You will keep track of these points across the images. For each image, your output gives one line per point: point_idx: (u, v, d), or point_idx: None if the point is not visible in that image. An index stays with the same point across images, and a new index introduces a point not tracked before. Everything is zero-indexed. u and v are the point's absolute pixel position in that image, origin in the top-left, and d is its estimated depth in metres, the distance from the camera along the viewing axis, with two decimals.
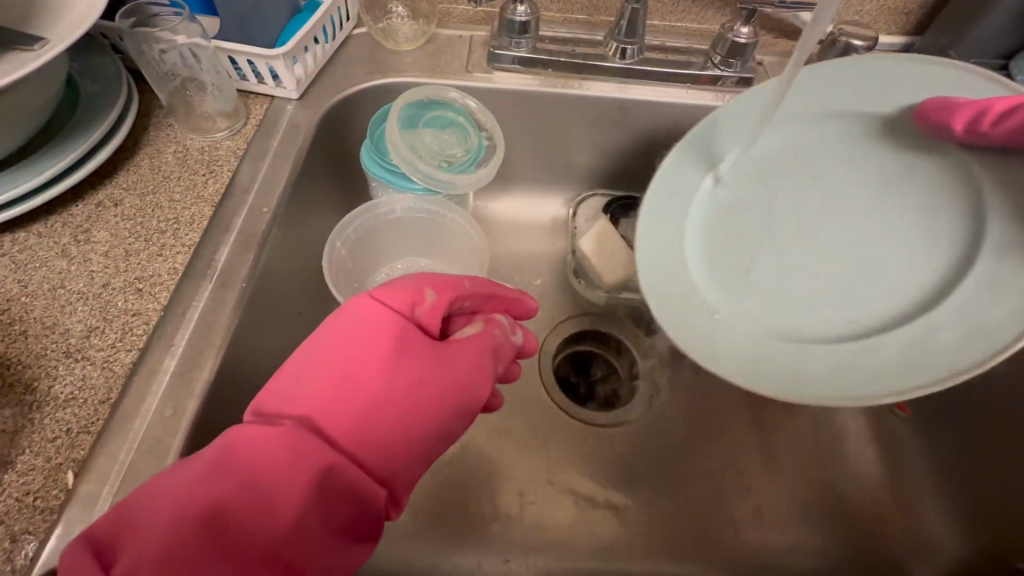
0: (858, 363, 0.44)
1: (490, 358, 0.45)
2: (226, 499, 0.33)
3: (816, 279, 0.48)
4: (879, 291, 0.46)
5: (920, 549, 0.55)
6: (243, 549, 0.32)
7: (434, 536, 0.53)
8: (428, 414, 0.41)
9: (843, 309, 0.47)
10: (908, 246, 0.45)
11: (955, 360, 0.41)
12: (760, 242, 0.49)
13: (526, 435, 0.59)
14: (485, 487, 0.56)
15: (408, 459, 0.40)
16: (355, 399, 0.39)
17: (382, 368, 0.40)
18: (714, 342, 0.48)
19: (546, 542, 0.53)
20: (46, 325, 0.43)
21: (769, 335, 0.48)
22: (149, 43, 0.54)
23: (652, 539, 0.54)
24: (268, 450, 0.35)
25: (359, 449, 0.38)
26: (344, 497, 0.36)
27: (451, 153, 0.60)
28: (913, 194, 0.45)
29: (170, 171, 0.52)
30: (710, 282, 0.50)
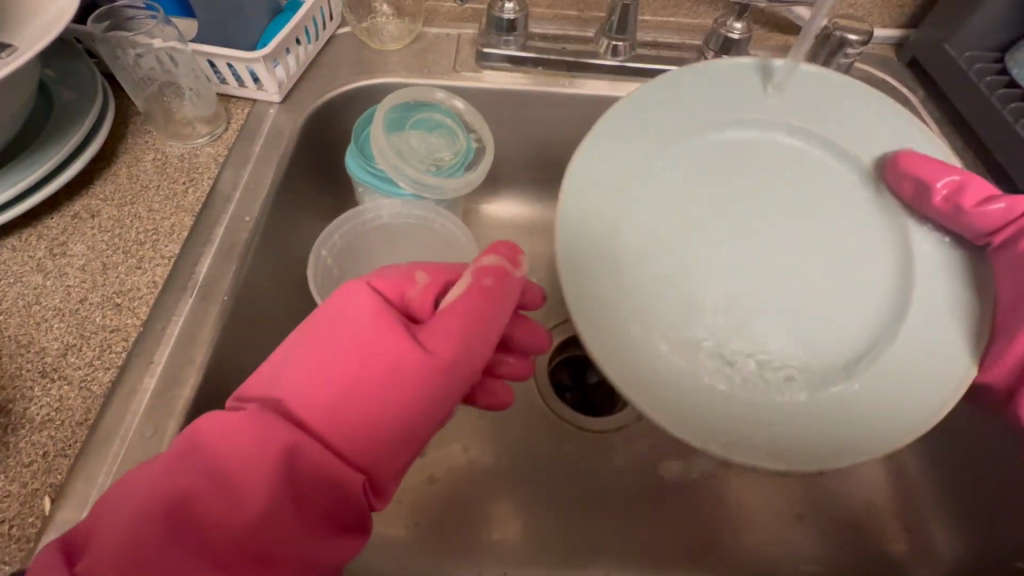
0: (784, 424, 0.40)
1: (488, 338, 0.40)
2: (193, 489, 0.32)
3: (766, 301, 0.45)
4: (810, 345, 0.44)
5: (918, 549, 0.55)
6: (205, 539, 0.31)
7: (427, 548, 0.52)
8: (410, 397, 0.38)
9: (795, 338, 0.44)
10: (829, 297, 0.45)
11: (903, 415, 0.40)
12: (706, 254, 0.47)
13: (520, 443, 0.58)
14: (478, 494, 0.55)
15: (388, 446, 0.37)
16: (332, 382, 0.37)
17: (362, 348, 0.38)
18: (633, 369, 0.41)
19: (545, 551, 0.53)
20: (21, 343, 0.42)
21: (709, 375, 0.42)
22: (123, 47, 0.52)
23: (650, 548, 0.53)
24: (237, 441, 0.33)
25: (331, 433, 0.36)
26: (317, 486, 0.34)
27: (439, 156, 0.58)
28: (850, 232, 0.46)
29: (149, 180, 0.51)
30: (644, 294, 0.44)
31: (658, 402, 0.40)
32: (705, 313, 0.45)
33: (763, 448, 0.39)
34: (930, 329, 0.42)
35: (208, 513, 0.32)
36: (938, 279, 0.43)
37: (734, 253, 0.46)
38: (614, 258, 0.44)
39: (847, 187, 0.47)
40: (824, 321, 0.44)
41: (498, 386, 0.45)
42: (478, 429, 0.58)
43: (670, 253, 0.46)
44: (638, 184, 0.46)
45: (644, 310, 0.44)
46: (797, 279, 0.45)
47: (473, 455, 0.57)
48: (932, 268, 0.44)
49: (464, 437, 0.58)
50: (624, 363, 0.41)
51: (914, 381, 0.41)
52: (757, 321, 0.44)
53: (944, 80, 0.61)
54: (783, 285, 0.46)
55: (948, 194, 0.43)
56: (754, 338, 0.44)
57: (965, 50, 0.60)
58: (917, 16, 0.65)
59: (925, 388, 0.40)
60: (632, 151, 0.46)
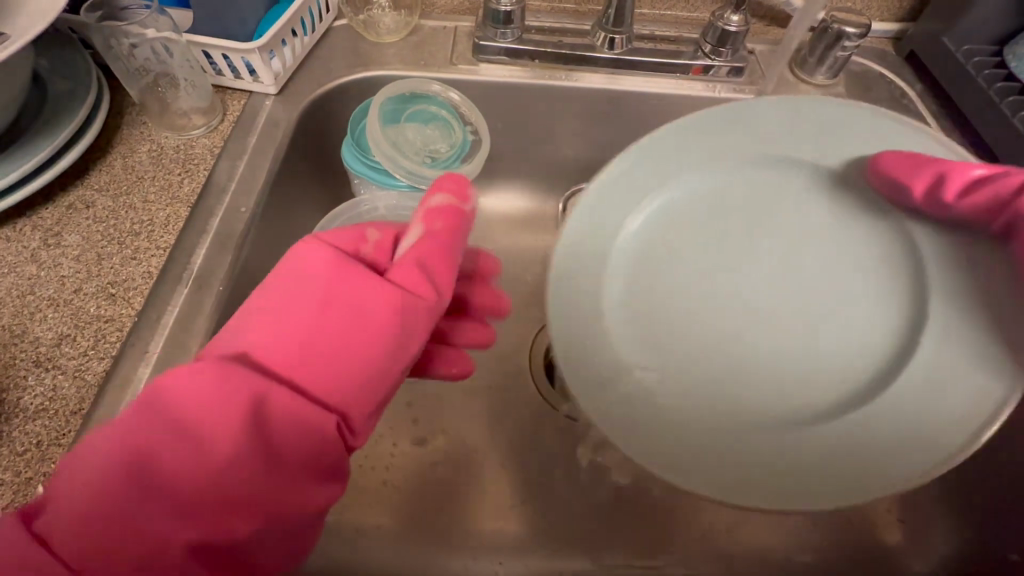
0: (802, 455, 0.41)
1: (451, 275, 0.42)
2: (153, 441, 0.31)
3: (764, 352, 0.46)
4: (812, 387, 0.44)
5: (920, 546, 0.54)
6: (171, 490, 0.30)
7: (423, 539, 0.52)
8: (381, 340, 0.37)
9: (797, 390, 0.44)
10: (824, 335, 0.45)
11: (929, 444, 0.40)
12: (699, 315, 0.47)
13: (517, 435, 0.58)
14: (475, 486, 0.55)
15: (361, 390, 0.37)
16: (297, 331, 0.37)
17: (327, 294, 0.38)
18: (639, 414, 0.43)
19: (541, 543, 0.53)
20: (15, 333, 0.41)
21: (728, 430, 0.43)
22: (117, 37, 0.52)
23: (647, 541, 0.53)
24: (199, 392, 0.32)
25: (304, 379, 0.36)
26: (289, 434, 0.33)
27: (435, 148, 0.58)
28: (856, 265, 0.47)
29: (144, 171, 0.51)
30: (645, 360, 0.46)
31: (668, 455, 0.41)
32: (711, 369, 0.46)
33: (776, 482, 0.40)
34: (948, 350, 0.41)
35: (173, 472, 0.31)
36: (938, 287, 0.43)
37: (728, 292, 0.48)
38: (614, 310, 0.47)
39: (850, 223, 0.48)
40: (828, 361, 0.45)
41: (441, 355, 0.49)
42: (476, 421, 0.58)
43: (664, 314, 0.47)
44: (628, 238, 0.49)
45: (646, 359, 0.45)
46: (794, 316, 0.46)
47: (469, 449, 0.57)
48: (936, 290, 0.43)
49: (459, 430, 0.58)
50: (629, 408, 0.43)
51: (932, 405, 0.41)
52: (755, 363, 0.45)
53: (943, 73, 0.61)
54: (783, 322, 0.46)
55: (930, 189, 0.43)
56: (762, 387, 0.44)
57: (964, 43, 0.60)
58: (916, 9, 0.65)
59: (934, 431, 0.40)
60: (619, 208, 0.48)
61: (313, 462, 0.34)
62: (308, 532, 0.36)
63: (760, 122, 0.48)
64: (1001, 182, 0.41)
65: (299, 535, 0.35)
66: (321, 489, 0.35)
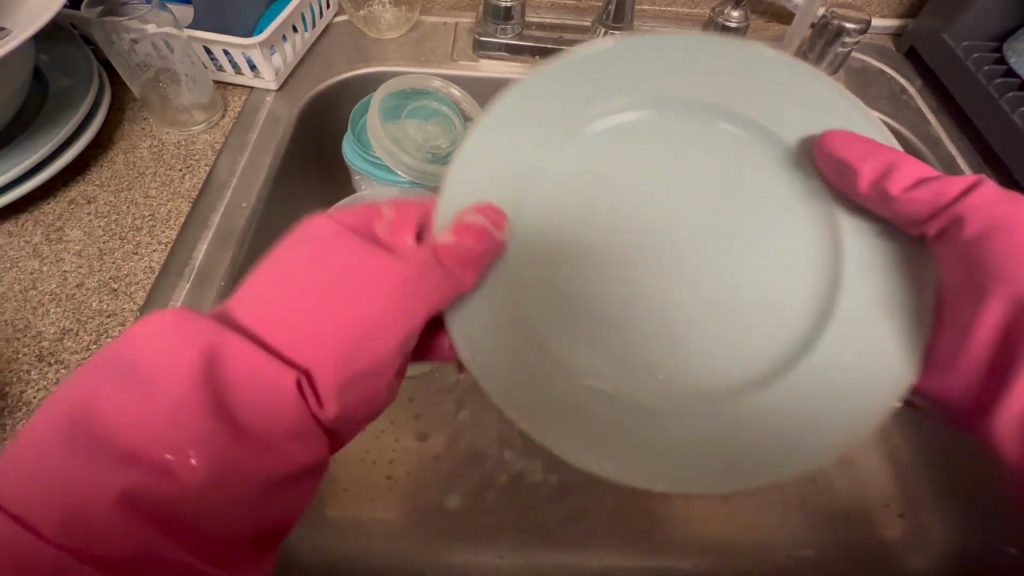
0: (715, 433, 0.37)
1: (434, 264, 0.36)
2: (102, 394, 0.32)
3: (688, 318, 0.40)
4: (740, 358, 0.39)
5: (919, 540, 0.55)
6: (113, 442, 0.31)
7: (425, 533, 0.52)
8: (347, 304, 0.36)
9: (721, 361, 0.39)
10: (742, 301, 0.40)
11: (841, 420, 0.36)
12: (615, 281, 0.40)
13: (516, 430, 0.58)
14: (476, 481, 0.55)
15: (320, 353, 0.35)
16: (285, 300, 0.36)
17: (325, 267, 0.37)
18: (511, 377, 0.36)
19: (535, 535, 0.53)
20: (17, 327, 0.42)
21: (642, 399, 0.38)
22: (118, 32, 0.51)
23: (646, 534, 0.54)
24: (151, 348, 0.33)
25: (284, 345, 0.35)
26: (240, 390, 0.33)
27: (436, 144, 0.57)
28: (795, 227, 0.41)
29: (146, 166, 0.51)
30: (541, 322, 0.38)
31: (565, 426, 0.36)
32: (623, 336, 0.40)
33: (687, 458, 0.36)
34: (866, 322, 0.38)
35: (114, 421, 0.31)
36: (867, 268, 0.39)
37: (646, 259, 0.41)
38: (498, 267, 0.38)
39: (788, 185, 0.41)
40: (754, 331, 0.40)
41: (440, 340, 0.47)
42: (474, 416, 0.59)
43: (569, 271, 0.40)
44: (537, 186, 0.40)
45: (526, 319, 0.38)
46: (723, 283, 0.41)
47: (470, 443, 0.57)
48: (867, 272, 0.39)
49: (460, 424, 0.58)
50: (509, 370, 0.36)
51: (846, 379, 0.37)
52: (660, 333, 0.40)
53: (944, 69, 0.61)
54: (690, 288, 0.41)
55: (880, 174, 0.39)
56: (665, 356, 0.39)
57: (963, 39, 0.60)
58: (916, 5, 0.65)
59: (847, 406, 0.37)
60: (529, 140, 0.39)
61: (266, 429, 0.33)
62: (278, 503, 0.34)
63: (736, 75, 0.40)
64: (934, 185, 0.41)
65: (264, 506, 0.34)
66: (281, 459, 0.34)
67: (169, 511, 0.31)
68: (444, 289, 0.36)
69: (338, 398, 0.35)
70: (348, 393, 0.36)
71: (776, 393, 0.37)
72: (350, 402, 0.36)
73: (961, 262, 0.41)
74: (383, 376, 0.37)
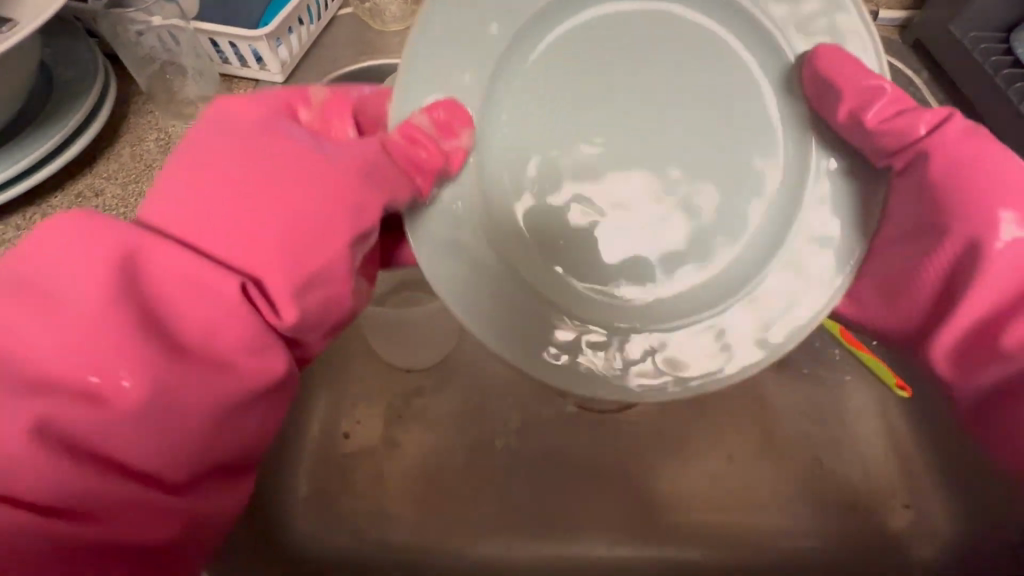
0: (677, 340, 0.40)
1: (387, 159, 0.37)
2: (11, 318, 0.29)
3: (651, 234, 0.41)
4: (692, 262, 0.41)
5: (924, 530, 0.55)
6: (29, 369, 0.28)
7: (435, 525, 0.55)
8: (292, 193, 0.34)
9: (679, 270, 0.41)
10: (697, 217, 0.41)
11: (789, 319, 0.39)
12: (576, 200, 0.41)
13: (521, 422, 0.59)
14: (480, 474, 0.57)
15: (271, 244, 0.33)
16: (221, 206, 0.33)
17: (263, 168, 0.35)
18: (486, 315, 0.38)
19: (540, 525, 0.55)
20: None
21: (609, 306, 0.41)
22: (123, 25, 0.52)
23: (648, 523, 0.55)
24: (64, 263, 0.30)
25: (224, 253, 0.32)
26: (175, 300, 0.31)
27: None
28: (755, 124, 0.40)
29: (152, 159, 0.51)
30: (507, 245, 0.40)
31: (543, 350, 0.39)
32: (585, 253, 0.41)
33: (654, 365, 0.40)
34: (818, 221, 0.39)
35: (27, 346, 0.29)
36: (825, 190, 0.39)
37: (604, 190, 0.41)
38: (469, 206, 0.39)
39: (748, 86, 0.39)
40: (706, 237, 0.41)
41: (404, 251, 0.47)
42: (478, 409, 0.60)
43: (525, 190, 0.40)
44: (490, 105, 0.38)
45: (493, 253, 0.39)
46: (680, 189, 0.41)
47: (476, 437, 0.58)
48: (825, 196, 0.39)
49: (468, 417, 0.59)
50: (484, 309, 0.38)
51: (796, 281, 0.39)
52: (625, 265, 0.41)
53: (953, 60, 0.61)
54: (649, 206, 0.41)
55: (859, 104, 0.37)
56: (629, 287, 0.41)
57: (969, 29, 0.60)
58: None
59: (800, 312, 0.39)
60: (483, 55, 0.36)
61: (207, 340, 0.31)
62: (229, 428, 0.32)
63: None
64: (909, 119, 0.38)
65: (213, 428, 0.31)
66: (226, 375, 0.32)
67: (105, 435, 0.29)
68: (399, 185, 0.37)
69: (294, 302, 0.33)
70: (304, 298, 0.34)
71: (729, 316, 0.40)
72: (311, 309, 0.34)
73: (923, 201, 0.40)
74: (346, 275, 0.36)
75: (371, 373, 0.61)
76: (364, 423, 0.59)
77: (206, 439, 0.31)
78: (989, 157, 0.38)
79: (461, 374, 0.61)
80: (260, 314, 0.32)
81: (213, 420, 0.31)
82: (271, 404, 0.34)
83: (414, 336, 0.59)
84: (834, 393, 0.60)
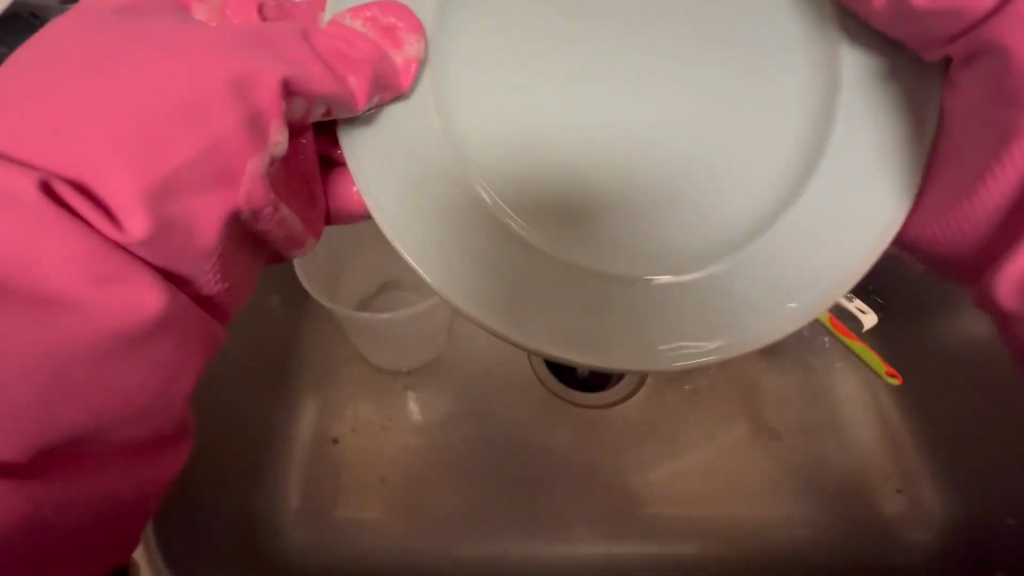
0: (728, 288, 0.34)
1: (307, 45, 0.32)
2: None
3: (682, 167, 0.36)
4: (732, 202, 0.36)
5: (918, 515, 0.55)
6: None
7: (428, 529, 0.54)
8: (146, 88, 0.27)
9: (721, 211, 0.36)
10: (725, 153, 0.36)
11: (838, 256, 0.34)
12: (579, 126, 0.36)
13: (512, 421, 0.58)
14: (472, 472, 0.56)
15: (113, 149, 0.26)
16: (49, 110, 0.26)
17: (113, 56, 0.28)
18: (486, 278, 0.33)
19: (536, 526, 0.54)
20: None
21: (643, 254, 0.35)
22: None
23: (651, 515, 0.55)
24: None
25: (51, 163, 0.26)
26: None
27: None
28: (765, 51, 0.36)
29: None
30: (516, 191, 0.35)
31: (572, 319, 0.34)
32: (609, 194, 0.36)
33: (710, 320, 0.34)
34: (854, 144, 0.34)
35: None
36: (864, 104, 0.34)
37: (608, 128, 0.36)
38: (434, 153, 0.34)
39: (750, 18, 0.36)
40: (737, 172, 0.36)
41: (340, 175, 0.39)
42: (466, 408, 0.59)
43: (529, 121, 0.35)
44: (481, 37, 0.36)
45: (491, 202, 0.34)
46: (698, 120, 0.36)
47: (467, 438, 0.58)
48: (857, 117, 0.34)
49: (459, 417, 0.58)
50: (490, 272, 0.33)
51: (840, 208, 0.34)
52: (645, 212, 0.36)
53: None
54: (667, 138, 0.36)
55: None
56: (655, 234, 0.36)
57: None
58: None
59: (840, 247, 0.34)
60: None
61: (27, 277, 0.25)
62: (93, 383, 0.26)
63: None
64: None
65: (59, 395, 0.25)
66: (63, 319, 0.25)
67: None
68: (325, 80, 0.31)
69: (146, 212, 0.26)
70: (164, 211, 0.27)
71: (780, 258, 0.34)
72: (176, 225, 0.27)
73: (982, 107, 0.33)
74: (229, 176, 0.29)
75: (359, 377, 0.60)
76: (352, 426, 0.58)
77: (48, 403, 0.25)
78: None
79: (449, 373, 0.60)
80: (100, 234, 0.26)
81: (56, 379, 0.25)
82: (163, 359, 0.28)
83: (400, 341, 0.56)
84: (824, 381, 0.60)
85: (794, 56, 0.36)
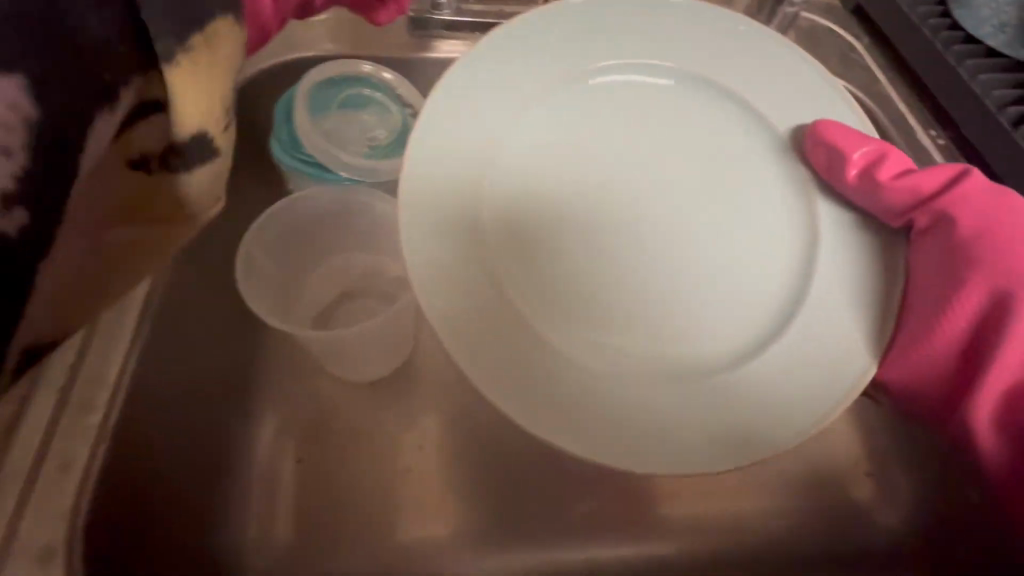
0: (732, 397, 0.40)
1: None
2: None
3: (688, 290, 0.44)
4: (733, 317, 0.43)
5: (890, 501, 0.55)
6: None
7: (398, 554, 0.52)
8: None
9: (726, 324, 0.43)
10: (720, 276, 0.44)
11: (829, 368, 0.40)
12: (610, 262, 0.44)
13: (482, 432, 0.56)
14: (442, 490, 0.54)
15: None
16: None
17: None
18: (518, 396, 0.38)
19: (511, 540, 0.53)
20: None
21: (656, 363, 0.41)
22: None
23: (631, 515, 0.54)
24: None
25: None
26: None
27: (374, 134, 0.56)
28: (755, 190, 0.45)
29: None
30: (561, 325, 0.42)
31: (594, 429, 0.38)
32: (633, 322, 0.43)
33: (720, 426, 0.39)
34: (837, 275, 0.42)
35: None
36: (839, 240, 0.43)
37: (623, 256, 0.44)
38: (475, 279, 0.40)
39: (736, 158, 0.46)
40: (738, 293, 0.43)
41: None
42: (435, 422, 0.57)
43: (569, 261, 0.43)
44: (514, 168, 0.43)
45: (522, 322, 0.40)
46: (702, 250, 0.44)
47: (438, 451, 0.56)
48: (840, 240, 0.43)
49: (427, 430, 0.56)
50: (522, 390, 0.39)
51: (830, 332, 0.40)
52: (665, 328, 0.43)
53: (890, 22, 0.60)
54: (675, 267, 0.44)
55: (865, 164, 0.43)
56: (672, 346, 0.42)
57: None
58: None
59: (827, 363, 0.40)
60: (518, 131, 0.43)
61: None
62: None
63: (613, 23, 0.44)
64: (914, 179, 0.43)
65: None
66: None
67: None
68: None
69: None
70: None
71: (773, 367, 0.40)
72: None
73: (940, 260, 0.43)
74: None
75: (320, 393, 0.57)
76: (315, 449, 0.55)
77: None
78: (1007, 218, 0.42)
79: (415, 386, 0.58)
80: None
81: None
82: None
83: (357, 354, 0.54)
84: None
85: (783, 197, 0.45)
